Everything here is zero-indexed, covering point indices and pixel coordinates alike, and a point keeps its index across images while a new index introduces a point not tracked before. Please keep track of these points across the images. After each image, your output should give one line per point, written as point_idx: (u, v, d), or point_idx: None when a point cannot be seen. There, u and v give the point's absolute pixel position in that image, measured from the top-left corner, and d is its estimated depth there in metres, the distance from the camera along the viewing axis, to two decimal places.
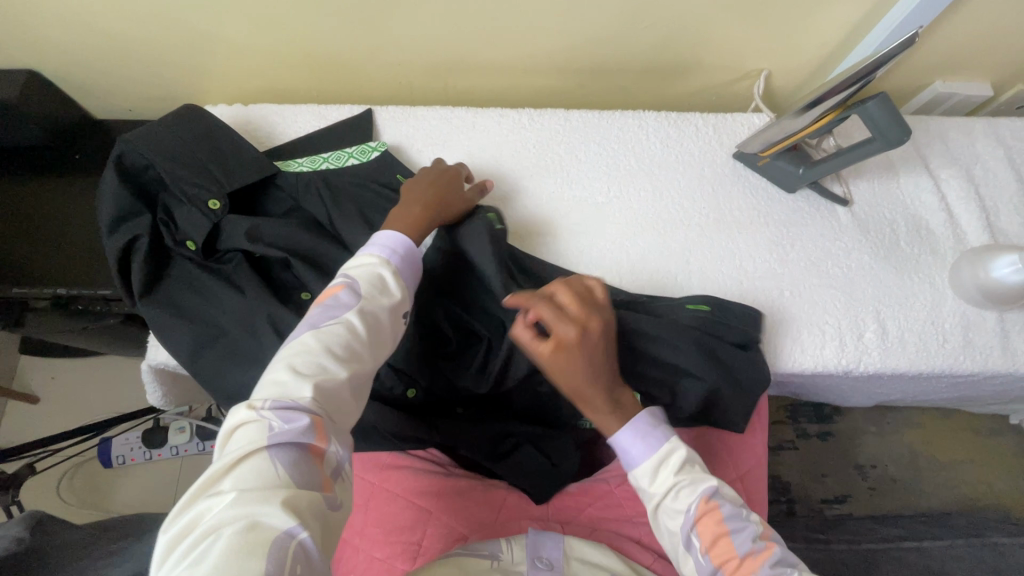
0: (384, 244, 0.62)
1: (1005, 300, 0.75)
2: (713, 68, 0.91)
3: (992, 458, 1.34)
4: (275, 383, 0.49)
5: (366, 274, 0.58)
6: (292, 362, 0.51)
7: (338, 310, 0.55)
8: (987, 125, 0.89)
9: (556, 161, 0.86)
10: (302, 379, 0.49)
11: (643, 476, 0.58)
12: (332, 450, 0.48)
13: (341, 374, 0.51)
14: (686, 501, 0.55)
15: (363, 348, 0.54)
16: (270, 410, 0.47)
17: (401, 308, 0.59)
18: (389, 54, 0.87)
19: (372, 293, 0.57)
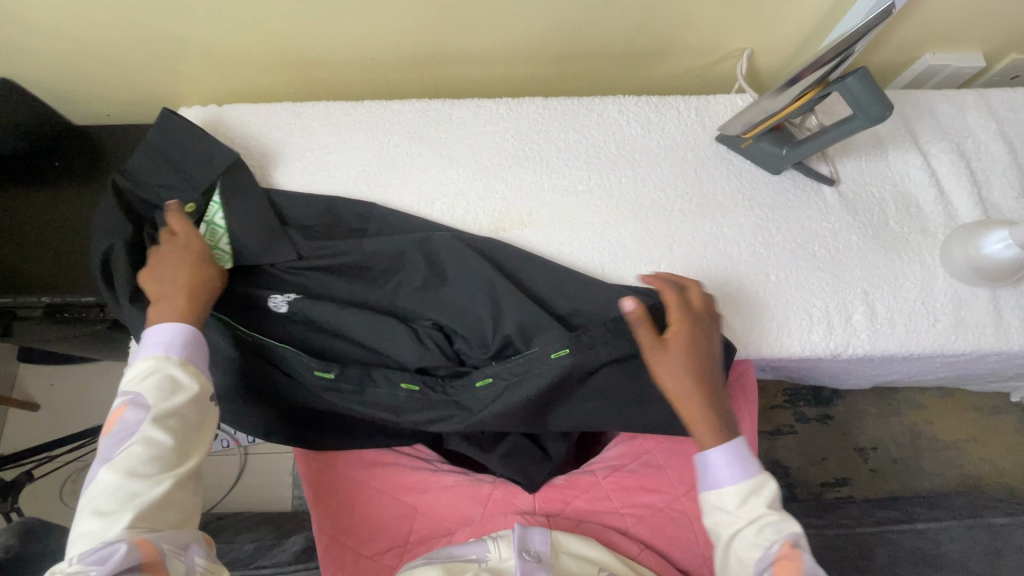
0: (158, 339, 0.58)
1: (997, 277, 0.73)
2: (694, 49, 0.89)
3: (996, 436, 1.33)
4: (82, 537, 0.49)
5: (147, 381, 0.55)
6: (93, 509, 0.50)
7: (126, 433, 0.53)
8: (979, 97, 0.86)
9: (534, 151, 0.85)
10: (110, 518, 0.50)
11: (730, 498, 0.57)
12: (168, 554, 0.50)
13: (157, 488, 0.52)
14: (770, 538, 0.54)
15: (170, 454, 0.54)
16: (78, 565, 0.47)
17: (204, 395, 0.58)
18: (362, 48, 0.86)
19: (161, 398, 0.55)
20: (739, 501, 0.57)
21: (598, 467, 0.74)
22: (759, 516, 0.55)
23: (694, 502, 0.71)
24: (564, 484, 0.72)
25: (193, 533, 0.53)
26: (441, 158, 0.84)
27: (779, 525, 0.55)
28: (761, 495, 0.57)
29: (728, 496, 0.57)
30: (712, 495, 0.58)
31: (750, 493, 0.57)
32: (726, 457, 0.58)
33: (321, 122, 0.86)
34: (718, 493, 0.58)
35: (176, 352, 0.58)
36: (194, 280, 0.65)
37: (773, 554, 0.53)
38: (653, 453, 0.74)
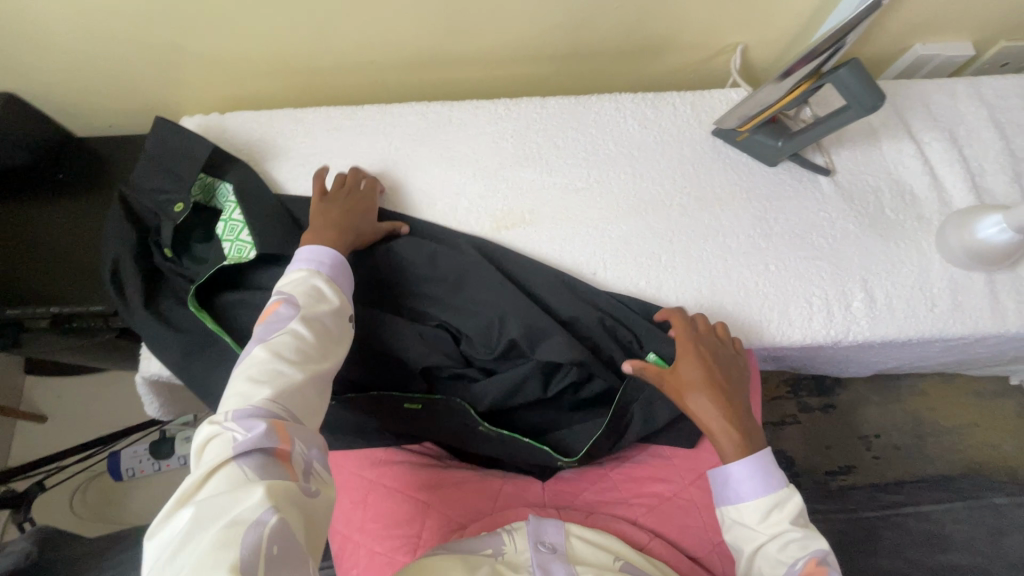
0: (307, 259, 0.66)
1: (992, 260, 0.74)
2: (688, 45, 0.90)
3: (997, 420, 1.34)
4: (235, 399, 0.52)
5: (299, 288, 0.62)
6: (249, 373, 0.54)
7: (281, 323, 0.59)
8: (969, 85, 0.88)
9: (534, 150, 0.86)
10: (261, 386, 0.53)
11: (751, 513, 0.59)
12: (301, 449, 0.50)
13: (296, 373, 0.55)
14: (795, 555, 0.56)
15: (313, 350, 0.58)
16: (233, 421, 0.49)
17: (343, 309, 0.64)
18: (361, 53, 0.87)
19: (310, 302, 0.62)
20: (761, 516, 0.59)
21: (604, 460, 0.76)
22: (783, 530, 0.58)
23: (702, 492, 0.72)
24: (575, 477, 0.74)
25: (317, 437, 0.53)
26: (441, 161, 0.86)
27: (804, 541, 0.57)
28: (782, 510, 0.59)
29: (750, 510, 0.59)
30: (735, 511, 0.61)
31: (771, 508, 0.59)
32: (744, 474, 0.60)
33: (322, 127, 0.87)
34: (739, 510, 0.60)
35: (325, 272, 0.66)
36: (342, 224, 0.72)
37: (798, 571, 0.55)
38: (658, 446, 0.76)
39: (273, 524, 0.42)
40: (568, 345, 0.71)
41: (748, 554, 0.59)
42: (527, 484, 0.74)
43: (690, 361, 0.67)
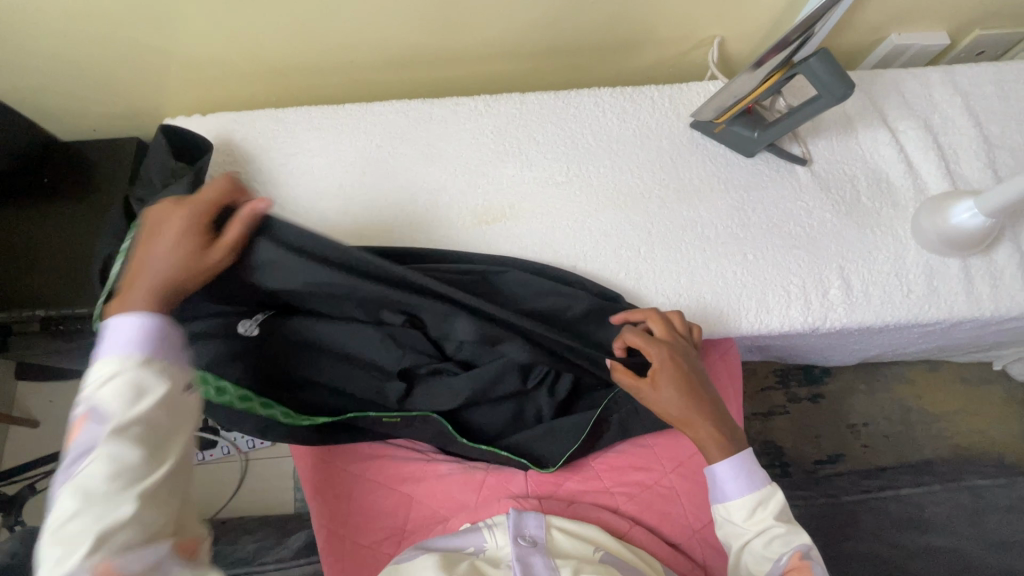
0: (119, 340, 0.50)
1: (965, 245, 0.75)
2: (665, 39, 0.91)
3: (983, 406, 1.35)
4: (51, 560, 0.43)
5: (105, 388, 0.48)
6: (57, 529, 0.44)
7: (82, 448, 0.46)
8: (943, 73, 0.89)
9: (514, 145, 0.87)
10: (79, 540, 0.43)
11: (739, 510, 0.60)
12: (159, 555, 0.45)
13: (124, 505, 0.45)
14: (778, 551, 0.57)
15: (141, 464, 0.47)
16: None
17: (174, 393, 0.51)
18: (341, 53, 0.87)
19: (127, 405, 0.48)
20: (747, 513, 0.60)
21: (588, 450, 0.76)
22: (769, 527, 0.59)
23: (681, 478, 0.73)
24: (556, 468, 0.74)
25: (170, 543, 0.47)
26: (421, 157, 0.86)
27: (789, 537, 0.58)
28: (766, 507, 0.60)
29: (735, 508, 0.61)
30: (721, 508, 0.62)
31: (756, 506, 0.60)
32: (728, 472, 0.61)
33: (304, 126, 0.88)
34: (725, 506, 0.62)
35: (145, 349, 0.50)
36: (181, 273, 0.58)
37: (784, 567, 0.56)
38: (639, 434, 0.76)
39: None
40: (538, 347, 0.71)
41: (736, 549, 0.60)
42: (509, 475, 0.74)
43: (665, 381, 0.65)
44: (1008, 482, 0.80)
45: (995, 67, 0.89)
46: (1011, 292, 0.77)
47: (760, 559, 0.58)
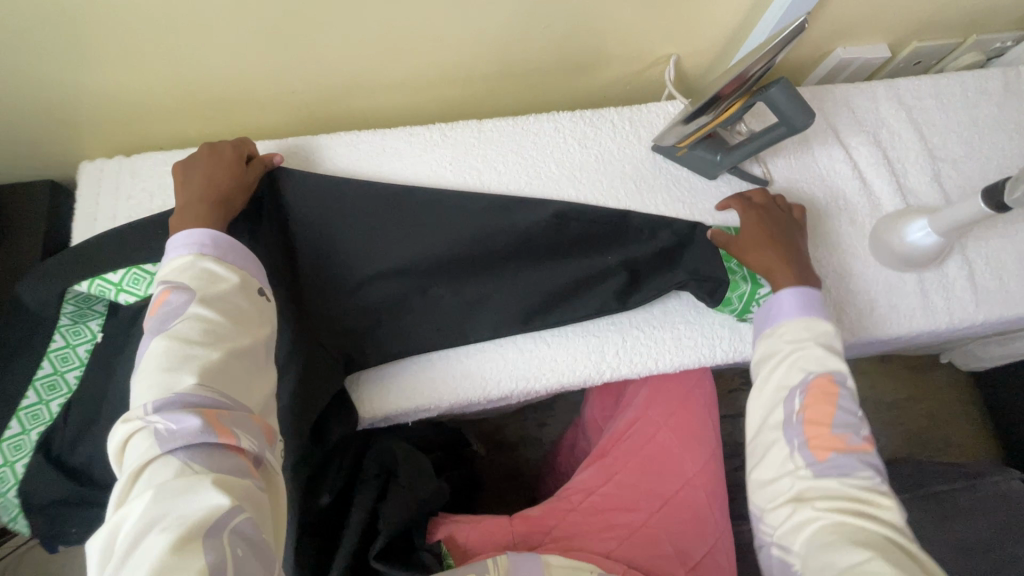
0: (188, 242, 0.60)
1: (922, 263, 0.78)
2: (621, 60, 0.89)
3: (933, 393, 1.40)
4: (157, 389, 0.50)
5: (183, 322, 0.54)
6: (170, 360, 0.51)
7: (182, 436, 0.47)
8: (887, 87, 0.91)
9: (474, 177, 0.83)
10: (176, 376, 0.51)
11: (788, 333, 0.66)
12: (226, 404, 0.51)
13: (186, 377, 0.50)
14: (808, 368, 0.62)
15: (224, 328, 0.55)
16: (156, 416, 0.48)
17: (246, 286, 0.60)
18: (279, 84, 0.80)
19: (204, 286, 0.57)
20: (790, 334, 0.65)
21: (573, 495, 0.74)
22: (800, 350, 0.63)
23: (670, 516, 0.71)
24: (543, 514, 0.73)
25: (254, 424, 0.53)
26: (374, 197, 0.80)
27: (821, 359, 0.62)
28: (815, 334, 0.64)
29: (784, 330, 0.66)
30: (773, 332, 0.67)
31: (806, 331, 0.65)
32: (791, 314, 0.66)
33: None
34: (776, 334, 0.67)
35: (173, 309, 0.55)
36: None
37: (810, 380, 0.61)
38: (623, 473, 0.75)
39: (234, 524, 0.45)
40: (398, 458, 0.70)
41: (768, 374, 0.64)
42: (494, 519, 0.72)
43: (751, 239, 0.73)
44: (967, 484, 0.84)
45: (934, 79, 0.92)
46: (963, 304, 0.80)
47: (785, 384, 0.62)
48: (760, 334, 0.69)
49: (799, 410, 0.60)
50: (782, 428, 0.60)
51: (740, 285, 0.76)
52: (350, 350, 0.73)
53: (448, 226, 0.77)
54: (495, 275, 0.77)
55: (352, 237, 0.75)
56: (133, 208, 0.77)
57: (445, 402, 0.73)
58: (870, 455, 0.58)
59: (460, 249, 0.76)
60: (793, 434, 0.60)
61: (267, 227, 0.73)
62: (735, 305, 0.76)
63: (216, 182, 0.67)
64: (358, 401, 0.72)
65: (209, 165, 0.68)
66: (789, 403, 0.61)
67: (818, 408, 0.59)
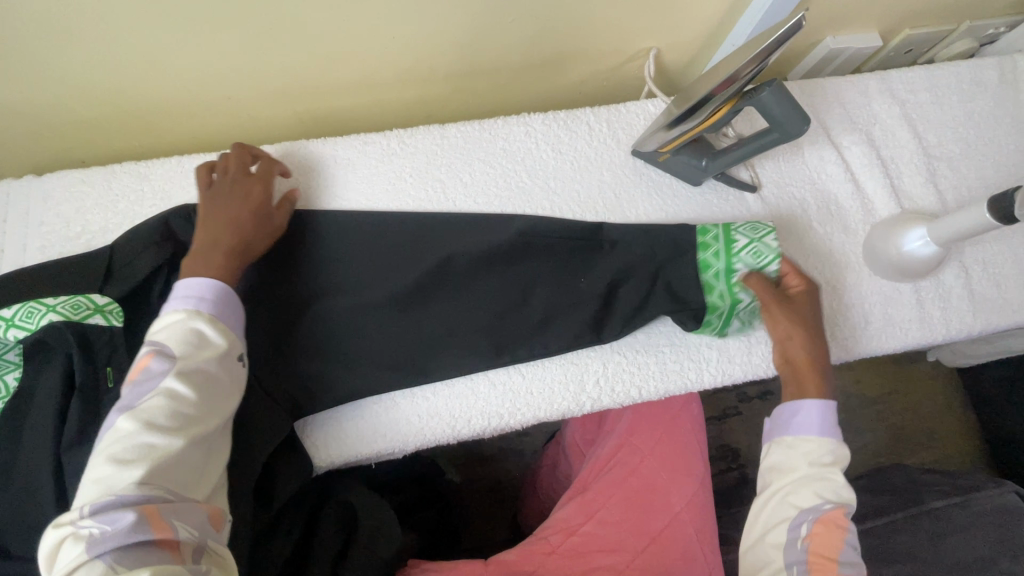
0: (185, 295, 0.55)
1: (921, 273, 0.73)
2: (598, 56, 0.81)
3: (916, 386, 1.38)
4: (98, 482, 0.44)
5: (151, 402, 0.48)
6: (114, 453, 0.45)
7: (114, 540, 0.40)
8: (880, 81, 0.85)
9: (438, 189, 0.75)
10: (124, 466, 0.44)
11: (811, 450, 0.60)
12: (173, 496, 0.45)
13: (136, 468, 0.44)
14: (824, 496, 0.57)
15: (193, 408, 0.49)
16: (88, 517, 0.41)
17: (229, 354, 0.55)
18: (213, 90, 0.71)
19: (187, 354, 0.52)
20: (813, 451, 0.60)
21: (552, 534, 0.70)
22: (820, 474, 0.58)
23: (655, 554, 0.67)
24: (520, 558, 0.68)
25: (202, 512, 0.46)
26: (323, 216, 0.72)
27: (840, 490, 0.58)
28: (836, 461, 0.60)
29: (806, 447, 0.61)
30: (792, 443, 0.62)
31: (829, 456, 0.60)
32: (818, 431, 0.62)
33: (178, 182, 0.71)
34: (796, 446, 0.62)
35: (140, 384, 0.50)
36: None
37: (824, 509, 0.56)
38: (605, 509, 0.70)
39: None
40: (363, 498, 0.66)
41: (777, 487, 0.60)
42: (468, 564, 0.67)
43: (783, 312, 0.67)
44: (962, 499, 0.81)
45: (928, 69, 0.87)
46: (961, 313, 0.76)
47: (797, 504, 0.58)
48: (776, 438, 0.64)
49: (804, 538, 0.56)
50: (783, 550, 0.56)
51: (712, 244, 0.69)
52: (296, 397, 0.66)
53: (403, 260, 0.71)
54: (454, 303, 0.70)
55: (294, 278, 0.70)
56: (47, 237, 0.69)
57: (410, 444, 0.67)
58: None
59: (414, 280, 0.70)
60: (794, 559, 0.55)
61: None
62: (712, 265, 0.69)
63: (239, 219, 0.62)
64: (313, 448, 0.66)
65: (230, 196, 0.64)
66: (795, 530, 0.57)
67: (824, 542, 0.55)
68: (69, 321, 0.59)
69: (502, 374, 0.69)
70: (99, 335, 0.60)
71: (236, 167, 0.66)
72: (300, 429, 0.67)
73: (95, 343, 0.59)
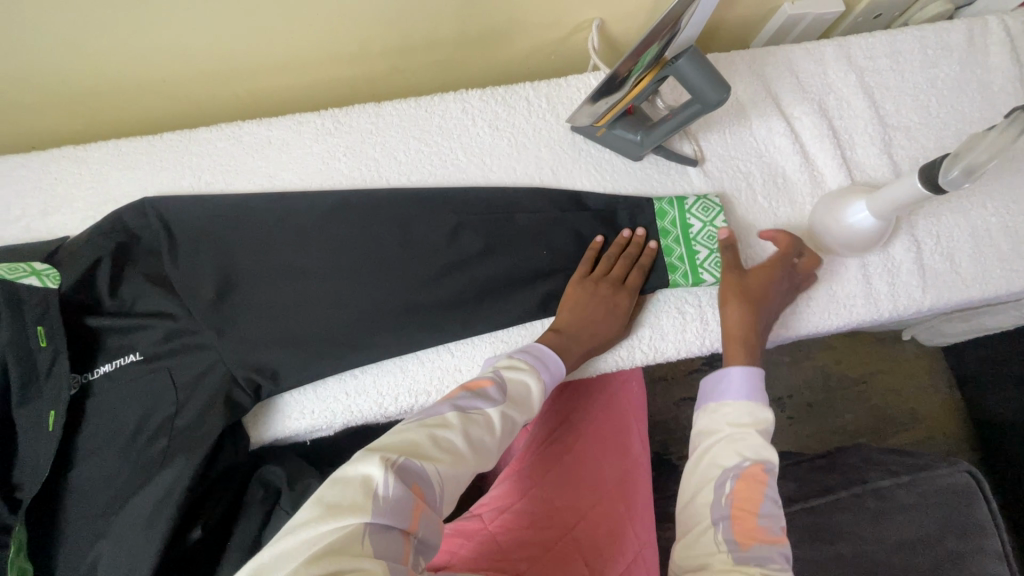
0: (535, 354, 0.61)
1: (866, 245, 0.70)
2: (540, 28, 0.79)
3: (897, 365, 1.29)
4: (411, 443, 0.48)
5: (476, 418, 0.52)
6: (435, 434, 0.49)
7: (390, 513, 0.42)
8: (837, 47, 0.82)
9: (372, 168, 0.75)
10: (437, 450, 0.48)
11: (731, 413, 0.59)
12: (435, 500, 0.46)
13: (440, 466, 0.47)
14: (744, 454, 0.56)
15: (489, 450, 0.52)
16: (390, 476, 0.44)
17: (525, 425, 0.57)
18: (152, 75, 0.71)
19: (512, 400, 0.55)
20: (731, 416, 0.59)
21: (485, 511, 0.69)
22: (740, 433, 0.57)
23: (589, 530, 0.66)
24: (449, 535, 0.66)
25: (439, 528, 0.46)
26: (259, 195, 0.71)
27: (758, 448, 0.56)
28: (755, 422, 0.58)
29: (726, 410, 0.60)
30: (714, 409, 0.61)
31: (749, 416, 0.59)
32: (738, 394, 0.60)
33: (112, 165, 0.73)
34: (718, 412, 0.61)
35: (489, 401, 0.54)
36: None
37: (743, 466, 0.55)
38: (538, 488, 0.70)
39: None
40: (292, 467, 0.67)
41: (702, 450, 0.59)
42: None
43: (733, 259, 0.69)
44: (910, 479, 0.80)
45: (890, 34, 0.82)
46: (909, 289, 0.74)
47: (719, 464, 0.56)
48: (702, 406, 0.63)
49: (727, 495, 0.55)
50: (708, 508, 0.55)
51: (670, 229, 0.72)
52: (241, 380, 0.65)
53: (336, 242, 0.70)
54: (386, 283, 0.69)
55: (224, 258, 0.68)
56: None
57: (336, 423, 0.68)
58: (788, 551, 0.52)
59: (348, 259, 0.70)
60: (719, 515, 0.54)
61: (143, 251, 0.68)
62: (671, 232, 0.71)
63: (596, 325, 0.66)
64: (254, 428, 0.67)
65: (600, 295, 0.67)
66: (720, 490, 0.55)
67: (747, 502, 0.54)
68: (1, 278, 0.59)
69: (435, 353, 0.69)
70: (32, 295, 0.60)
71: (617, 274, 0.68)
72: (260, 411, 0.68)
73: (27, 303, 0.60)
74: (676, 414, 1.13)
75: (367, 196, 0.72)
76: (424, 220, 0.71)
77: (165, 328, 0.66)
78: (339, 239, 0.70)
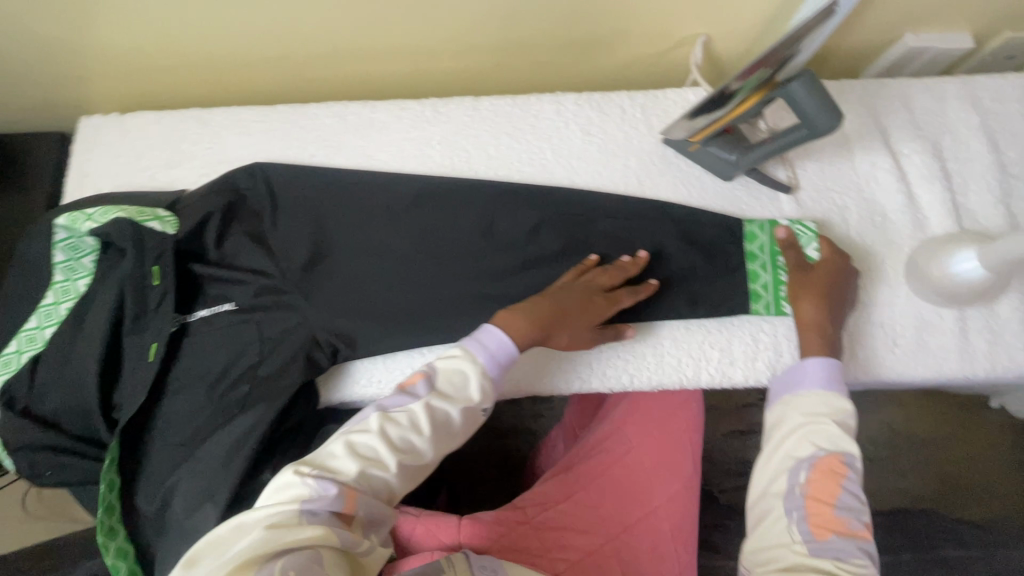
0: (488, 349, 0.58)
1: (970, 296, 0.66)
2: (643, 39, 0.79)
3: (979, 433, 1.19)
4: (331, 455, 0.52)
5: (400, 419, 0.54)
6: (349, 440, 0.53)
7: (319, 501, 0.49)
8: (961, 85, 0.77)
9: (464, 158, 0.77)
10: (368, 453, 0.53)
11: (806, 404, 0.58)
12: (373, 488, 0.53)
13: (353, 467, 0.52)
14: (819, 444, 0.55)
15: (421, 447, 0.55)
16: (310, 476, 0.50)
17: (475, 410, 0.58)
18: (278, 50, 0.77)
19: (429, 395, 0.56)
20: (807, 407, 0.58)
21: (531, 506, 0.69)
22: (813, 423, 0.56)
23: (632, 543, 0.66)
24: (493, 522, 0.67)
25: (385, 507, 0.53)
26: (359, 173, 0.76)
27: (835, 439, 0.55)
28: (833, 412, 0.57)
29: (804, 400, 0.59)
30: (788, 400, 0.60)
31: (824, 406, 0.58)
32: (814, 384, 0.59)
33: (229, 130, 0.80)
34: (792, 403, 0.60)
35: (398, 402, 0.56)
36: None
37: (818, 457, 0.54)
38: (586, 492, 0.69)
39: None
40: None
41: (774, 441, 0.58)
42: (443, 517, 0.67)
43: (810, 300, 0.65)
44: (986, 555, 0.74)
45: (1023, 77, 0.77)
46: (1012, 351, 0.68)
47: (793, 455, 0.55)
48: (775, 399, 0.62)
49: (802, 486, 0.53)
50: (782, 497, 0.54)
51: (757, 255, 0.70)
52: (324, 341, 0.69)
53: (422, 225, 0.73)
54: (464, 270, 0.72)
55: (319, 227, 0.73)
56: (120, 167, 0.80)
57: None
58: (869, 546, 0.51)
59: (431, 242, 0.73)
60: (792, 505, 0.53)
61: (246, 211, 0.74)
62: (758, 257, 0.70)
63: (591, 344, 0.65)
64: (328, 389, 0.71)
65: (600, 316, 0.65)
66: (794, 483, 0.54)
67: (823, 493, 0.52)
68: (130, 219, 0.66)
69: None
70: (152, 238, 0.68)
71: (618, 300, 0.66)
72: (332, 373, 0.71)
73: (147, 243, 0.67)
74: (726, 445, 1.09)
75: (455, 185, 0.75)
76: (507, 215, 0.73)
77: (258, 282, 0.71)
78: (426, 222, 0.73)
